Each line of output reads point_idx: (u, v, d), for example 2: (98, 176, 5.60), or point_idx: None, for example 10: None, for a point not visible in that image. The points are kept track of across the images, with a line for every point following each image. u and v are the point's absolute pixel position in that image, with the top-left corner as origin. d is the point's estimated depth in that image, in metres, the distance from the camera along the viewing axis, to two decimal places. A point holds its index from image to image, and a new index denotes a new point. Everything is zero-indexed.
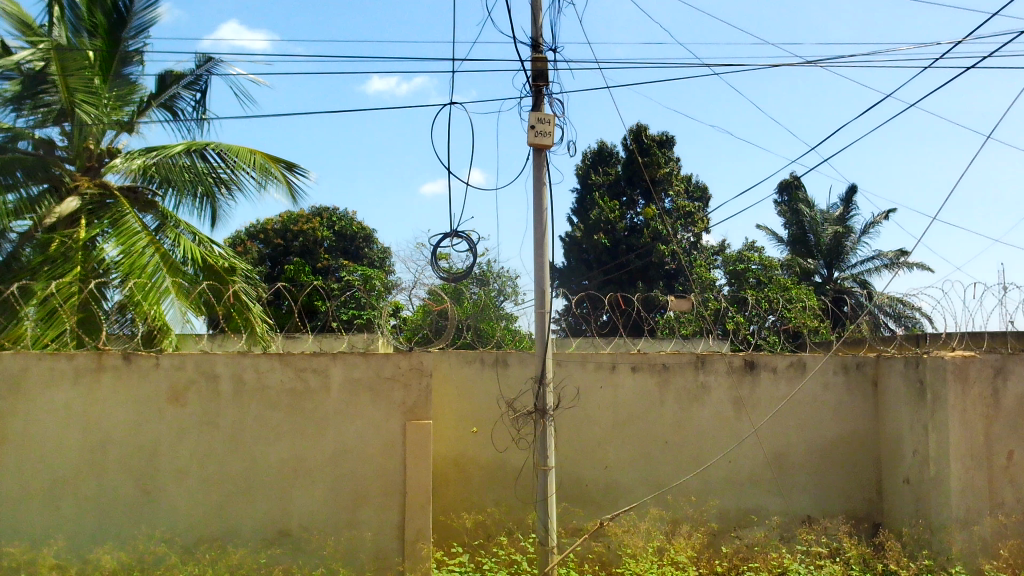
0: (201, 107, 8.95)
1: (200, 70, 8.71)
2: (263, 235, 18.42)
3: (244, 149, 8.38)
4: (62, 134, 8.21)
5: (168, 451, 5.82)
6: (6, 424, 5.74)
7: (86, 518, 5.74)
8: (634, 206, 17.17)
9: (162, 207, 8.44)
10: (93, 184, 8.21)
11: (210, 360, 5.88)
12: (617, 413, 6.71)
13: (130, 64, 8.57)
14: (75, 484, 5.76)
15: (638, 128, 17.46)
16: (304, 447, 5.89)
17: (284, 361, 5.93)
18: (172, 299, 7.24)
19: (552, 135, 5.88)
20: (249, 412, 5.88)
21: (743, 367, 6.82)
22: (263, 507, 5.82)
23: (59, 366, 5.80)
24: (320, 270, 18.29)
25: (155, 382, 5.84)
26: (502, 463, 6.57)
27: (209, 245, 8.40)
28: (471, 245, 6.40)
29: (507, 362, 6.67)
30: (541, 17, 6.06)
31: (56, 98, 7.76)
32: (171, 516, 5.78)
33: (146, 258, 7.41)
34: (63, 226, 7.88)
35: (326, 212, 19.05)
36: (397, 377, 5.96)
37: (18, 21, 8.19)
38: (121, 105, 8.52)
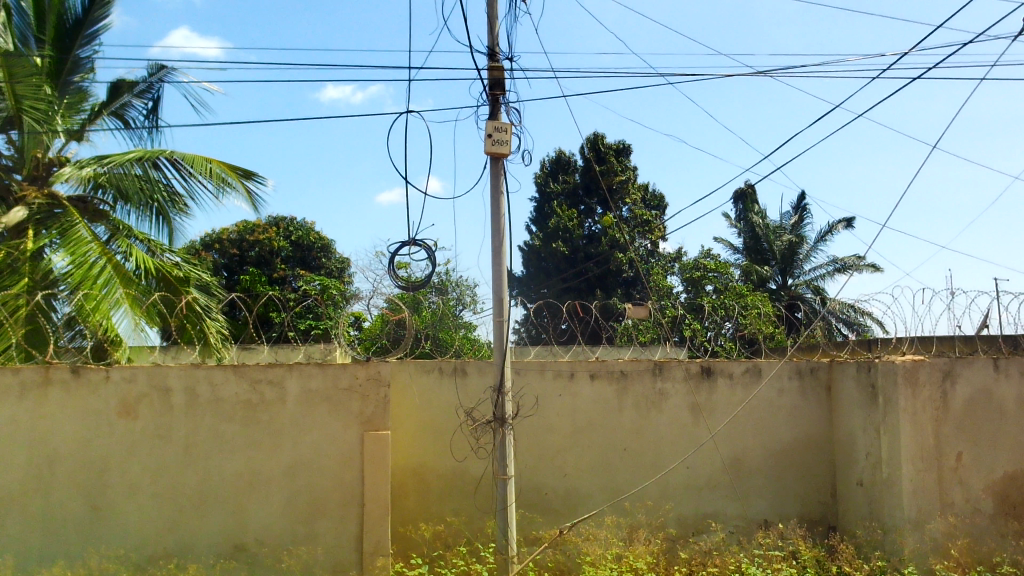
0: (154, 116, 8.80)
1: (152, 79, 8.58)
2: (219, 245, 18.18)
3: (200, 157, 8.24)
4: (9, 143, 8.02)
5: (119, 467, 5.69)
6: None
7: (33, 537, 5.58)
8: (592, 214, 17.30)
9: (116, 217, 8.33)
10: (41, 194, 8.02)
11: (162, 373, 5.77)
12: (577, 420, 6.73)
13: (79, 72, 8.40)
14: (21, 502, 5.60)
15: (596, 135, 17.56)
16: (260, 460, 5.80)
17: (238, 373, 5.84)
18: (124, 310, 7.09)
19: (508, 143, 5.90)
20: (203, 425, 5.78)
21: (701, 373, 6.89)
22: (217, 522, 5.72)
23: (4, 380, 5.64)
24: (277, 280, 18.11)
25: (106, 395, 5.71)
26: (461, 472, 6.54)
27: (163, 255, 8.26)
28: (429, 254, 6.41)
29: (466, 371, 6.64)
30: (497, 26, 6.08)
31: (3, 105, 7.67)
32: (121, 533, 5.65)
33: (96, 268, 7.27)
34: (10, 237, 7.69)
35: (283, 222, 18.88)
36: (355, 387, 5.90)
37: None
38: (71, 113, 8.39)
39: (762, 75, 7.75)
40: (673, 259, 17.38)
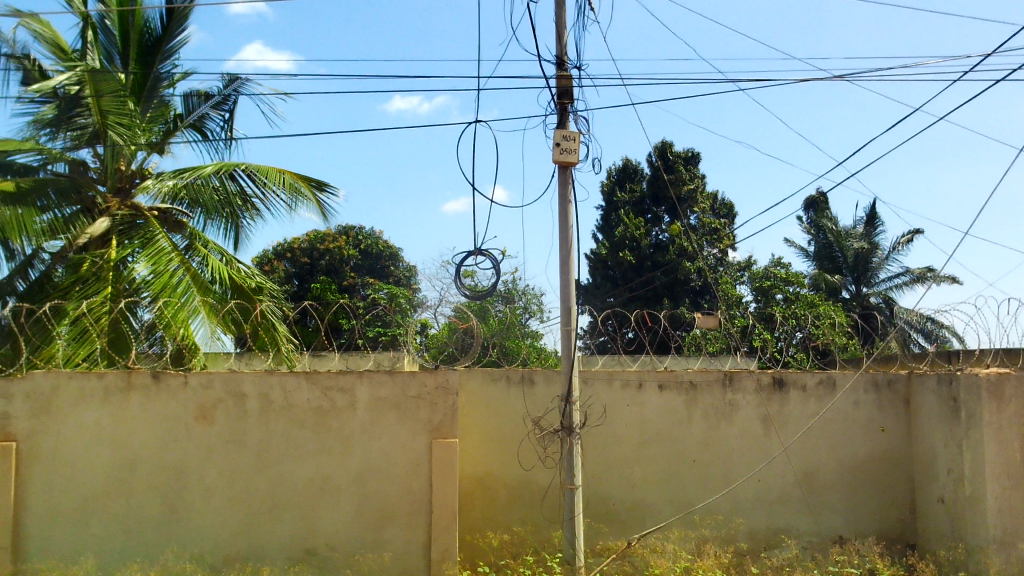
0: (230, 128, 9.05)
1: (227, 90, 8.82)
2: (290, 254, 18.55)
3: (274, 169, 8.46)
4: (94, 156, 8.33)
5: (196, 470, 5.84)
6: (36, 445, 5.81)
7: (115, 536, 5.77)
8: (659, 223, 17.12)
9: (192, 227, 8.51)
10: (124, 206, 8.34)
11: (238, 379, 5.91)
12: (644, 431, 6.65)
13: (162, 86, 8.61)
14: (104, 502, 5.79)
15: (663, 144, 17.47)
16: (330, 466, 5.89)
17: (310, 380, 5.95)
18: (201, 318, 7.31)
19: (576, 152, 5.89)
20: (276, 431, 5.90)
21: (772, 385, 6.74)
22: (289, 527, 5.83)
23: (90, 384, 5.86)
24: (346, 288, 18.42)
25: (184, 400, 5.88)
26: (528, 482, 6.53)
27: (237, 265, 8.47)
28: (496, 264, 6.45)
29: (534, 380, 6.63)
30: (565, 35, 6.08)
31: (90, 119, 7.91)
32: (198, 535, 5.80)
33: (176, 278, 7.52)
34: (95, 247, 7.95)
35: (352, 231, 19.20)
36: (423, 396, 5.95)
37: (52, 44, 8.40)
38: (152, 127, 8.71)
39: (836, 79, 7.58)
40: (743, 268, 17.09)
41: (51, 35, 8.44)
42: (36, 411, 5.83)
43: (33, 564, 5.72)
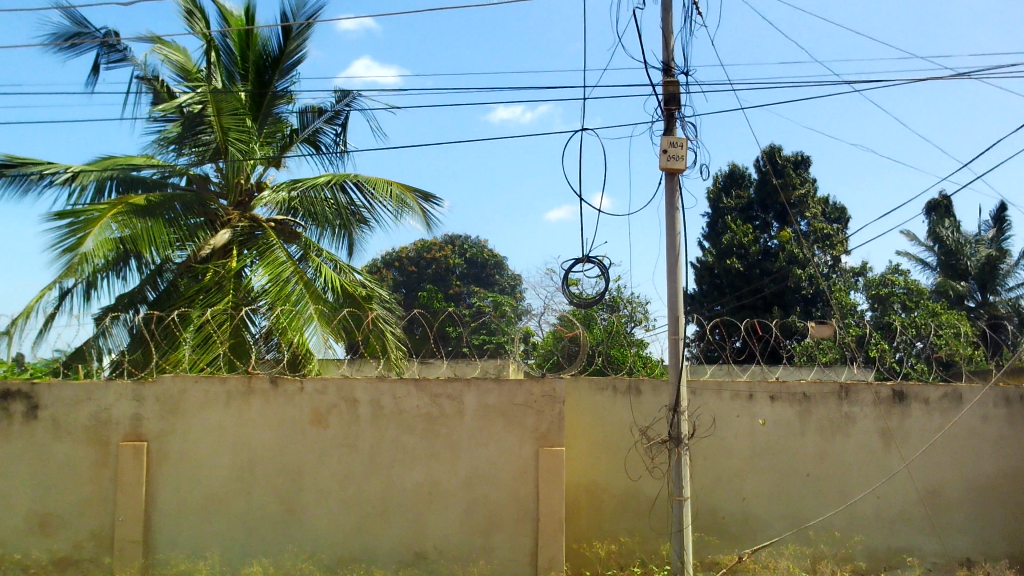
0: (342, 141, 9.35)
1: (340, 105, 9.12)
2: (398, 263, 19.07)
3: (382, 181, 8.71)
4: (216, 171, 8.76)
5: (312, 473, 6.04)
6: (165, 445, 6.14)
7: (237, 534, 6.02)
8: (768, 229, 16.72)
9: (306, 237, 8.81)
10: (244, 218, 8.72)
11: (351, 386, 6.09)
12: (755, 443, 6.47)
13: (279, 104, 9.01)
14: (227, 501, 6.06)
15: (772, 147, 16.99)
16: (439, 471, 5.99)
17: (419, 387, 6.07)
18: (315, 325, 7.56)
19: (684, 158, 5.81)
20: (387, 436, 6.04)
21: (892, 397, 6.46)
22: (399, 530, 5.95)
23: (214, 389, 6.15)
24: (452, 297, 18.74)
25: (301, 405, 6.10)
26: (636, 493, 6.47)
27: (350, 274, 8.73)
28: (602, 271, 6.44)
29: (641, 390, 6.56)
30: (672, 41, 6.02)
31: (212, 137, 8.35)
32: (313, 535, 5.99)
33: (290, 286, 7.80)
34: (217, 257, 8.33)
35: (458, 240, 19.48)
36: (530, 404, 5.98)
37: (179, 66, 8.90)
38: (270, 142, 9.07)
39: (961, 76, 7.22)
40: (857, 274, 16.51)
41: (178, 58, 8.92)
42: (166, 414, 6.16)
43: (163, 558, 6.03)
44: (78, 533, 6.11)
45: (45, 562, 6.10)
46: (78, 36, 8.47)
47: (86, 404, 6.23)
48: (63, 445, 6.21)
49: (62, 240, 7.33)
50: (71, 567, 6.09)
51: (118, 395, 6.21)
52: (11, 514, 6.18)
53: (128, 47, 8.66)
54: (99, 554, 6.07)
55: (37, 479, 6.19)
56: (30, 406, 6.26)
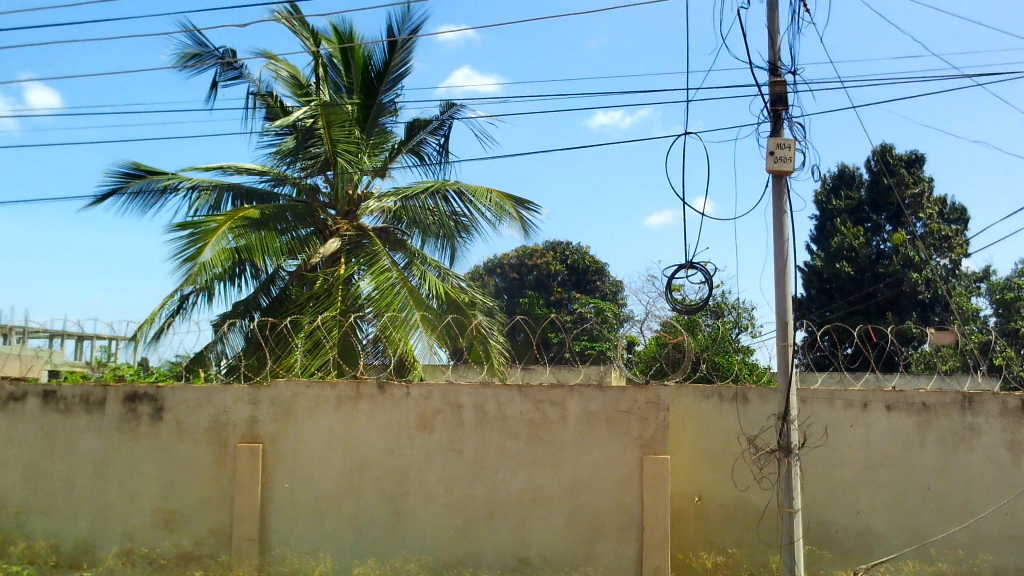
0: (445, 151, 9.51)
1: (443, 116, 9.31)
2: (500, 270, 19.49)
3: (482, 189, 8.83)
4: (325, 182, 9.05)
5: (418, 476, 6.16)
6: (279, 447, 6.37)
7: (346, 535, 6.19)
8: (880, 231, 16.03)
9: (411, 245, 9.00)
10: (351, 227, 8.95)
11: (455, 391, 6.17)
12: (871, 455, 6.22)
13: (385, 115, 9.25)
14: (336, 503, 6.24)
15: (883, 146, 16.34)
16: (542, 477, 6.00)
17: (523, 393, 6.10)
18: (420, 332, 7.69)
19: (792, 160, 5.65)
20: (491, 441, 6.10)
21: (1021, 408, 6.10)
22: (504, 535, 5.99)
23: (324, 393, 6.34)
24: (554, 303, 18.82)
25: (407, 410, 6.22)
26: (743, 503, 6.32)
27: (453, 280, 8.86)
28: (707, 277, 6.32)
29: (748, 398, 6.40)
30: (779, 40, 5.86)
31: (322, 149, 8.61)
32: (420, 538, 6.10)
33: (396, 293, 7.97)
34: (326, 265, 8.61)
35: (560, 246, 19.52)
36: (634, 411, 5.92)
37: (290, 81, 9.24)
38: (377, 152, 9.23)
39: None
40: (979, 279, 15.65)
41: (288, 73, 9.27)
42: (280, 416, 6.40)
43: (277, 556, 6.25)
44: (199, 530, 6.41)
45: (169, 557, 6.41)
46: (198, 56, 8.93)
47: (206, 406, 6.53)
48: (186, 445, 6.52)
49: (183, 250, 7.72)
50: (193, 562, 6.38)
51: (235, 399, 6.49)
52: (139, 511, 6.53)
53: (244, 64, 9.07)
54: (218, 551, 6.35)
55: (162, 478, 6.53)
56: (155, 408, 6.61)
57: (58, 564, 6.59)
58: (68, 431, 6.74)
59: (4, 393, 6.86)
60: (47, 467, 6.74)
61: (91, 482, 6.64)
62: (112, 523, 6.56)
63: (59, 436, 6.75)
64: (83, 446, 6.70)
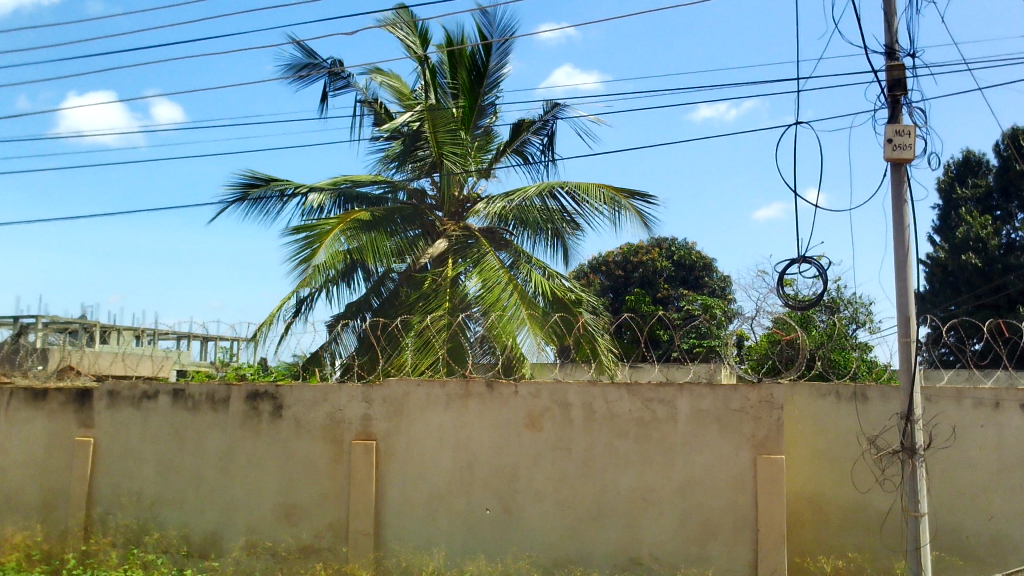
0: (549, 151, 9.53)
1: (547, 116, 9.34)
2: (605, 267, 19.34)
3: (592, 184, 8.80)
4: (432, 185, 9.21)
5: (527, 474, 6.19)
6: (392, 444, 6.52)
7: (458, 532, 6.29)
8: (1011, 220, 15.03)
9: (518, 245, 9.04)
10: (458, 227, 9.08)
11: (563, 390, 6.18)
12: (1004, 456, 5.86)
13: (485, 116, 9.39)
14: (448, 499, 6.34)
15: (1014, 130, 15.40)
16: (653, 477, 5.93)
17: (631, 392, 6.04)
18: (527, 330, 7.76)
19: (912, 147, 5.39)
20: (601, 440, 6.07)
21: None
22: (614, 535, 5.95)
23: (435, 391, 6.46)
24: (660, 300, 18.59)
25: (515, 409, 6.27)
26: (864, 506, 6.07)
27: (558, 279, 8.84)
28: (821, 272, 6.10)
29: (867, 396, 6.15)
30: (896, 21, 5.60)
31: (428, 152, 8.82)
32: (531, 536, 6.13)
33: (503, 291, 8.04)
34: (434, 265, 8.76)
35: (666, 242, 19.24)
36: (746, 410, 5.78)
37: (395, 90, 9.44)
38: (481, 154, 9.35)
39: None
40: None
41: (394, 83, 9.48)
42: (392, 414, 6.55)
43: (392, 551, 6.40)
44: (317, 524, 6.63)
45: (290, 549, 6.66)
46: (308, 67, 9.26)
47: (322, 405, 6.76)
48: (304, 442, 6.77)
49: (298, 253, 8.02)
50: (312, 555, 6.61)
51: (349, 397, 6.68)
52: (261, 504, 6.81)
53: (351, 73, 9.34)
54: (336, 545, 6.55)
55: (282, 473, 6.79)
56: (275, 406, 6.88)
57: (190, 553, 6.95)
58: (195, 427, 7.10)
59: (138, 392, 7.29)
60: (178, 461, 7.11)
61: (217, 476, 6.97)
62: (237, 516, 6.87)
63: (188, 432, 7.12)
64: (209, 442, 7.04)
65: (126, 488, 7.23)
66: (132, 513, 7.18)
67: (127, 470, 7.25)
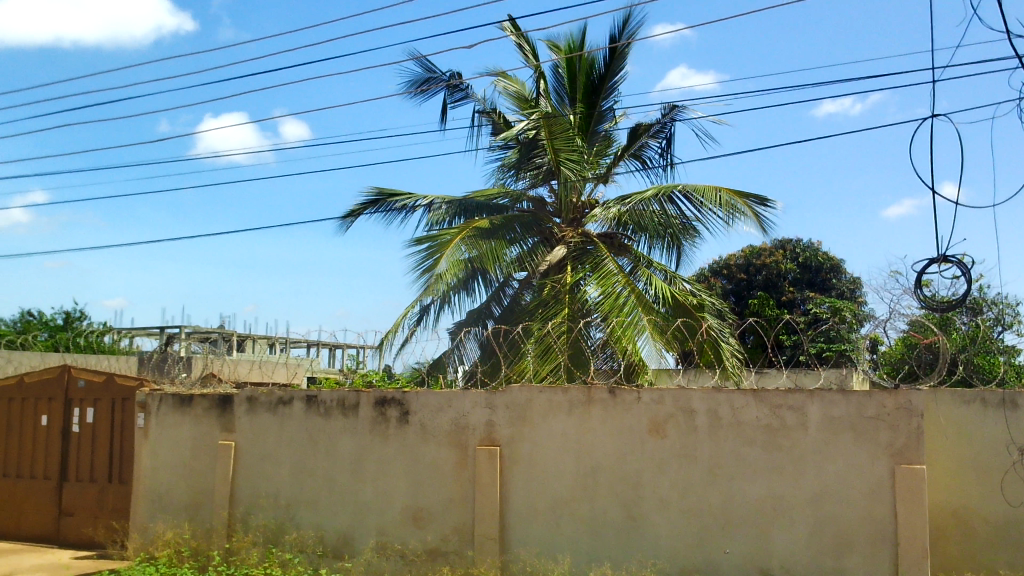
0: (668, 154, 9.41)
1: (665, 119, 9.24)
2: (727, 271, 18.91)
3: (710, 187, 8.63)
4: (549, 192, 9.27)
5: (652, 481, 6.12)
6: (516, 450, 6.59)
7: (583, 538, 6.27)
8: None
9: (637, 250, 9.00)
10: (577, 234, 9.08)
11: (687, 396, 6.09)
12: None
13: (604, 121, 9.36)
14: (572, 505, 6.34)
15: None
16: (783, 486, 5.75)
17: (758, 398, 5.89)
18: (647, 335, 7.68)
19: None
20: (727, 447, 5.94)
21: None
22: (743, 545, 5.79)
23: (557, 398, 6.49)
24: (785, 304, 18.02)
25: (638, 415, 6.22)
26: (1016, 520, 5.70)
27: (680, 284, 8.72)
28: (963, 272, 5.79)
29: (1017, 403, 5.77)
30: None
31: (545, 160, 8.85)
32: (657, 543, 6.05)
33: (622, 297, 8.00)
34: (553, 272, 8.84)
35: (790, 243, 18.65)
36: (883, 417, 5.53)
37: (515, 97, 9.54)
38: (599, 160, 9.37)
39: None
40: None
41: (516, 88, 9.58)
42: (515, 420, 6.62)
43: (517, 555, 6.46)
44: (444, 527, 6.76)
45: (418, 551, 6.81)
46: (429, 80, 9.50)
47: (447, 410, 6.91)
48: (430, 447, 6.93)
49: (421, 263, 8.27)
50: (439, 558, 6.73)
51: (473, 403, 6.80)
52: (390, 507, 7.01)
53: (470, 85, 9.54)
54: (462, 548, 6.66)
55: (410, 477, 6.97)
56: (402, 411, 7.08)
57: (324, 553, 7.21)
58: (327, 432, 7.39)
59: (275, 397, 7.65)
60: (312, 465, 7.41)
61: (348, 479, 7.23)
62: (368, 518, 7.09)
63: (320, 437, 7.41)
64: (341, 446, 7.30)
65: (265, 489, 7.59)
66: (271, 513, 7.52)
67: (265, 472, 7.61)
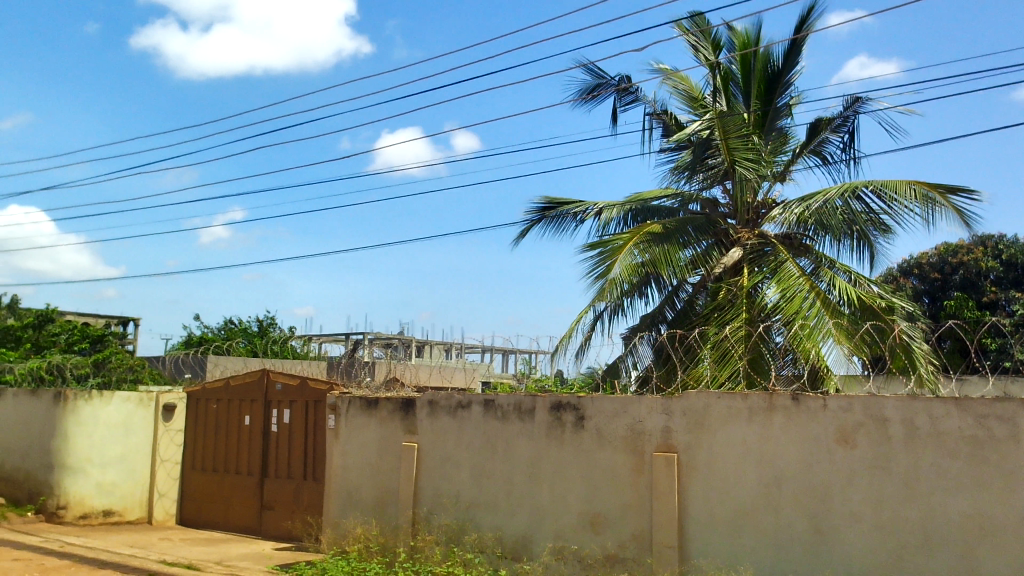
0: (851, 148, 8.93)
1: (848, 111, 8.78)
2: (919, 269, 17.70)
3: (902, 182, 8.09)
4: (724, 193, 9.02)
5: (842, 493, 5.80)
6: (694, 456, 6.45)
7: (767, 551, 6.02)
8: None
9: (819, 250, 8.58)
10: (754, 235, 8.77)
11: (879, 403, 5.74)
12: None
13: (782, 117, 9.02)
14: (754, 517, 6.11)
15: None
16: (991, 503, 5.28)
17: (960, 407, 5.46)
18: (832, 341, 7.21)
19: None
20: (926, 459, 5.54)
21: None
22: (946, 566, 5.36)
23: (737, 405, 6.30)
24: (987, 305, 16.59)
25: (825, 424, 5.92)
26: None
27: (867, 286, 8.21)
28: None
29: None
30: None
31: (720, 160, 8.61)
32: (848, 559, 5.72)
33: (803, 299, 7.65)
34: (729, 275, 8.55)
35: (992, 239, 17.17)
36: None
37: (686, 98, 9.43)
38: (775, 157, 9.03)
39: None
40: None
41: (685, 91, 9.44)
42: (693, 426, 6.49)
43: (697, 566, 6.30)
44: (622, 534, 6.71)
45: (596, 556, 6.79)
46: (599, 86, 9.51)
47: (622, 416, 6.87)
48: (606, 452, 6.91)
49: (594, 269, 8.28)
50: (618, 564, 6.69)
51: (649, 408, 6.73)
52: (568, 511, 7.05)
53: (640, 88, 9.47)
54: (641, 555, 6.58)
55: (587, 482, 6.97)
56: (578, 416, 7.11)
57: (503, 554, 7.35)
58: (504, 435, 7.53)
59: (454, 401, 7.91)
60: (490, 467, 7.58)
61: (526, 482, 7.33)
62: (546, 522, 7.16)
63: (498, 440, 7.56)
64: (518, 449, 7.43)
65: (446, 490, 7.85)
66: (452, 514, 7.76)
67: (446, 473, 7.87)
